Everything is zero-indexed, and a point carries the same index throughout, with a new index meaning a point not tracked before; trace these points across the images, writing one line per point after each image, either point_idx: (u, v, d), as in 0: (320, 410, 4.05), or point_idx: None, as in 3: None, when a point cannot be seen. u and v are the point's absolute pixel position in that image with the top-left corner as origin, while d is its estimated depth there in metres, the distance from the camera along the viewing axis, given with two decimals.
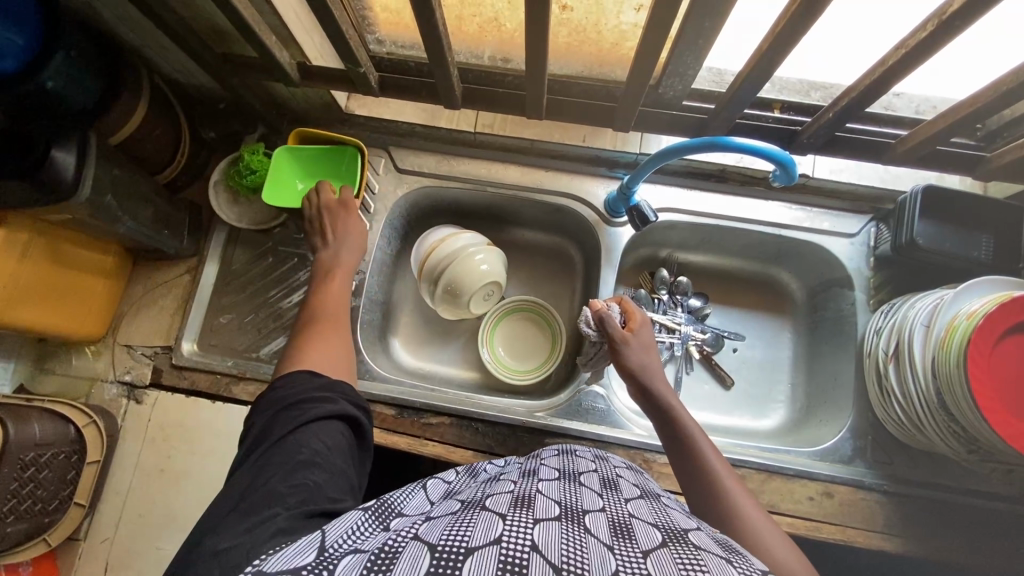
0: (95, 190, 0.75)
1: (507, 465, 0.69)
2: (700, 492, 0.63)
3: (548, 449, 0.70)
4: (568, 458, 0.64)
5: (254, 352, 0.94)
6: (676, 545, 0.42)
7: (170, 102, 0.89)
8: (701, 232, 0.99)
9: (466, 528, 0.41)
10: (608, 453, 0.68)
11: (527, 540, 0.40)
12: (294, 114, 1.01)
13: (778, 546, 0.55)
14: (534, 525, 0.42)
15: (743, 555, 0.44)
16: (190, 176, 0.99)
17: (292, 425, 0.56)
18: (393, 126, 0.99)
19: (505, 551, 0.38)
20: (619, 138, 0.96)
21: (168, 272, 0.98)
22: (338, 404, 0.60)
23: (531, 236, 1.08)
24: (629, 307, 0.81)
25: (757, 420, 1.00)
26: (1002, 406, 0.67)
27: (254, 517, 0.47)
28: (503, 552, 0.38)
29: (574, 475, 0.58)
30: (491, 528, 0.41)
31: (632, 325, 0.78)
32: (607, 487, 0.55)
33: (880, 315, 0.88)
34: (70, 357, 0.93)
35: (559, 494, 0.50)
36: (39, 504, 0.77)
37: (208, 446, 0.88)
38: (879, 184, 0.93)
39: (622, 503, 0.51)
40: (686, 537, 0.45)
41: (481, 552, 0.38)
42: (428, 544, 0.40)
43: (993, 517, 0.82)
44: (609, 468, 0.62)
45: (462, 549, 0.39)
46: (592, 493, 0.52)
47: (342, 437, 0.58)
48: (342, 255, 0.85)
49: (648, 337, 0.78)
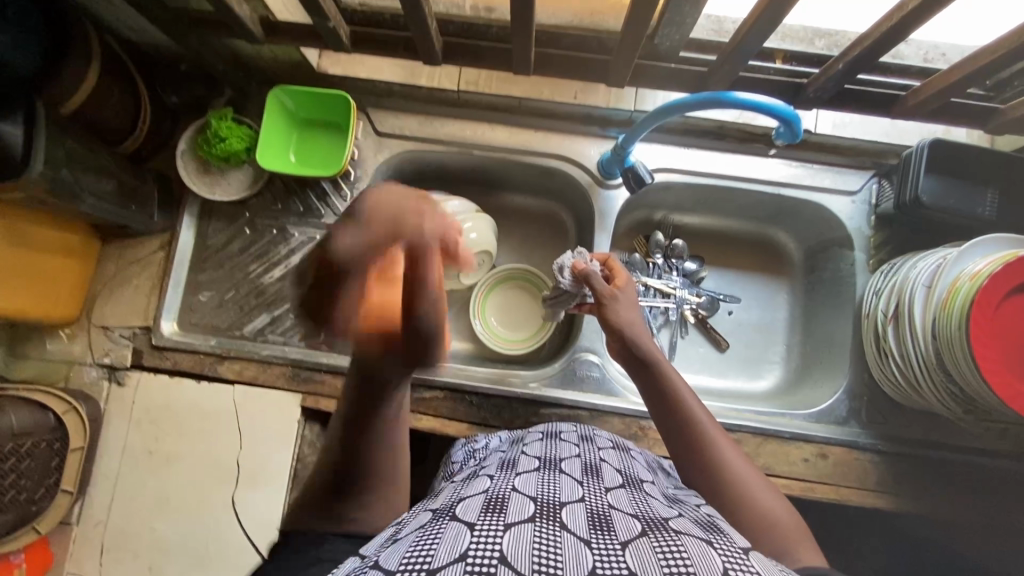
0: (48, 165, 0.69)
1: (487, 455, 0.67)
2: (688, 452, 0.62)
3: (535, 431, 0.69)
4: (550, 444, 0.63)
5: (237, 329, 0.91)
6: (655, 533, 0.42)
7: (124, 64, 0.82)
8: (698, 192, 0.95)
9: (431, 542, 0.39)
10: (594, 436, 0.68)
11: (496, 552, 0.37)
12: (263, 74, 0.94)
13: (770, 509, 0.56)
14: (503, 531, 0.39)
15: (724, 533, 0.43)
16: (155, 145, 0.92)
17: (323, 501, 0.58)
18: (371, 85, 0.92)
19: (471, 565, 0.35)
20: (612, 96, 0.89)
21: (140, 249, 0.93)
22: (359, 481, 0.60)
23: (521, 201, 1.04)
24: (613, 265, 0.78)
25: (751, 382, 1.00)
26: (1002, 367, 0.66)
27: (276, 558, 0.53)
28: (467, 568, 0.35)
29: (555, 463, 0.56)
30: (457, 540, 0.38)
31: (617, 283, 0.75)
32: (589, 474, 0.54)
33: (879, 276, 0.86)
34: (45, 340, 0.89)
35: (536, 488, 0.49)
36: (24, 494, 0.77)
37: (196, 427, 0.86)
38: (884, 140, 0.88)
39: (603, 494, 0.50)
40: (666, 524, 0.44)
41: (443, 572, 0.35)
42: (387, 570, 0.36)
43: (983, 472, 0.84)
44: (592, 453, 0.61)
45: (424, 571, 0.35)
46: (572, 482, 0.51)
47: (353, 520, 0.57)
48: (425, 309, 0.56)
49: (632, 293, 0.75)
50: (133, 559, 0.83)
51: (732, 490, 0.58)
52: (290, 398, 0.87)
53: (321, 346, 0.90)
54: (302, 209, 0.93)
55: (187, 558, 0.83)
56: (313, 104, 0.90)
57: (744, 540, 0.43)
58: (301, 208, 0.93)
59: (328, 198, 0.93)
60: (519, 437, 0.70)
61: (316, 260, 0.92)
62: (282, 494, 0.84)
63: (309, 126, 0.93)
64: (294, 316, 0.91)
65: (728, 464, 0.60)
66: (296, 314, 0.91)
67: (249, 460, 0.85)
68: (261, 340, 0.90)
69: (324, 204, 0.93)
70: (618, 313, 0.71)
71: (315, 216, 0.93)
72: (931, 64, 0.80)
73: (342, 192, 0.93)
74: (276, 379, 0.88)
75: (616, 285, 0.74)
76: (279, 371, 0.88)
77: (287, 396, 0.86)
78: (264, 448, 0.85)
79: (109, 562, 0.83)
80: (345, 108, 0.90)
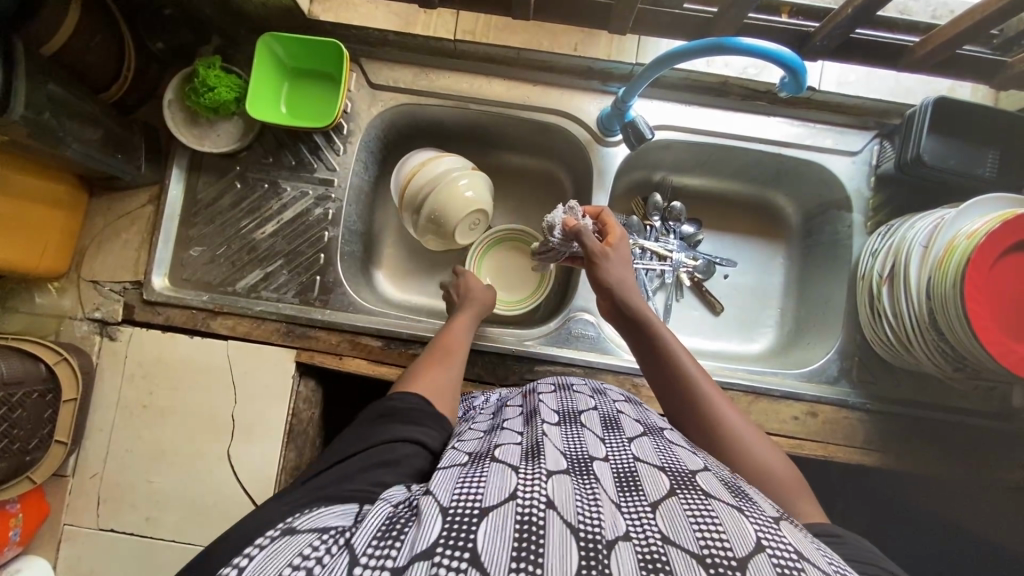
0: (30, 107, 0.67)
1: (502, 401, 0.71)
2: (680, 406, 0.64)
3: (545, 381, 0.70)
4: (565, 396, 0.63)
5: (230, 285, 0.90)
6: (684, 492, 0.42)
7: (106, 5, 0.78)
8: (698, 152, 0.94)
9: (479, 481, 0.41)
10: (606, 389, 0.68)
11: (542, 497, 0.39)
12: (252, 22, 0.90)
13: (767, 456, 0.58)
14: (546, 479, 0.41)
15: (752, 500, 0.44)
16: (140, 94, 0.89)
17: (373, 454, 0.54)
18: (364, 34, 0.89)
19: (521, 508, 0.38)
20: (614, 46, 0.87)
21: (128, 203, 0.91)
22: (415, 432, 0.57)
23: (519, 161, 1.02)
24: (608, 222, 0.77)
25: (744, 344, 1.00)
26: (993, 323, 0.66)
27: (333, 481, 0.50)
28: (519, 508, 0.38)
29: (574, 415, 0.57)
30: (505, 480, 0.41)
31: (611, 241, 0.74)
32: (609, 428, 0.54)
33: (877, 237, 0.86)
34: (33, 294, 0.88)
35: (563, 442, 0.50)
36: (18, 444, 0.75)
37: (190, 381, 0.86)
38: (889, 98, 0.87)
39: (626, 446, 0.50)
40: (695, 481, 0.44)
41: (497, 512, 0.38)
42: (441, 504, 0.39)
43: (969, 431, 0.85)
44: (609, 405, 0.61)
45: (476, 511, 0.38)
46: (595, 437, 0.52)
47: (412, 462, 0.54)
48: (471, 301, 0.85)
49: (625, 250, 0.75)
50: (130, 510, 0.84)
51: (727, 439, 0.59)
52: (285, 353, 0.86)
53: (315, 303, 0.89)
54: (294, 162, 0.91)
55: (184, 510, 0.83)
56: (307, 52, 0.87)
57: (772, 510, 0.43)
58: (293, 162, 0.91)
59: (321, 152, 0.91)
60: (526, 388, 0.70)
61: (309, 216, 0.91)
62: (278, 449, 0.85)
63: (300, 77, 0.90)
64: (287, 272, 0.90)
65: (720, 413, 0.61)
66: (288, 271, 0.90)
67: (244, 414, 0.85)
68: (254, 296, 0.89)
69: (317, 157, 0.91)
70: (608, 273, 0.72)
71: (307, 170, 0.91)
72: (940, 20, 0.80)
73: (335, 146, 0.91)
74: (270, 334, 0.87)
75: (607, 243, 0.74)
76: (272, 327, 0.88)
77: (281, 352, 0.86)
78: (260, 403, 0.85)
79: (107, 513, 0.84)
80: (338, 58, 0.87)
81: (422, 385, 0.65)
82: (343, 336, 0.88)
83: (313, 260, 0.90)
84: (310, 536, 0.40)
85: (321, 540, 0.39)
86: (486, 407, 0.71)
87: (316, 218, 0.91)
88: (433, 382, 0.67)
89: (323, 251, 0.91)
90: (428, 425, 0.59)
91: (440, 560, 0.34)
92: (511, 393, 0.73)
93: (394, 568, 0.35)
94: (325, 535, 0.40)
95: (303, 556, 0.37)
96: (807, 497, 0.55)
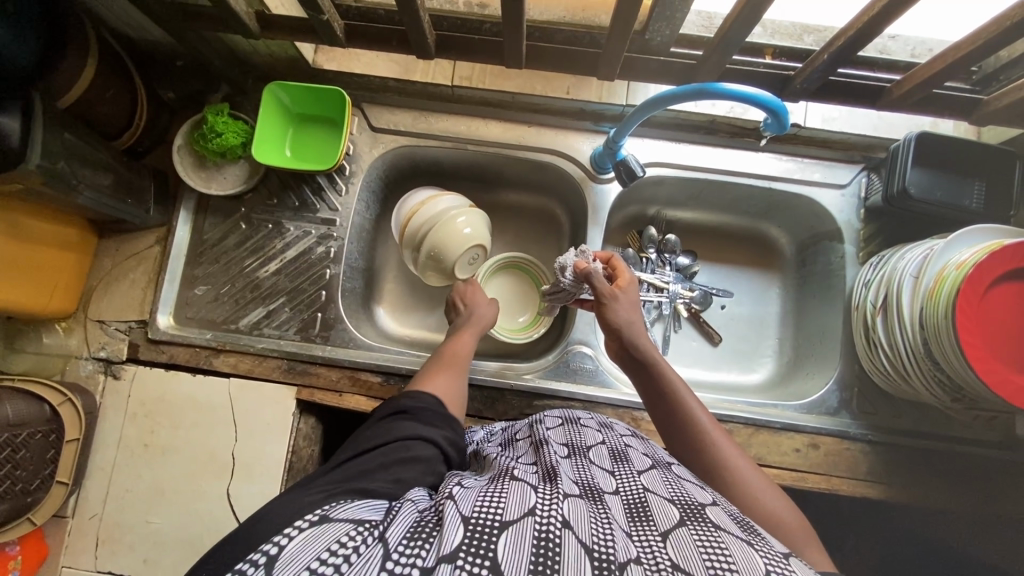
0: (45, 157, 0.70)
1: (512, 428, 0.72)
2: (683, 444, 0.64)
3: (552, 413, 0.71)
4: (574, 429, 0.65)
5: (233, 323, 0.91)
6: (694, 523, 0.42)
7: (120, 60, 0.83)
8: (691, 187, 0.96)
9: (499, 497, 0.43)
10: (612, 423, 0.69)
11: (559, 516, 0.40)
12: (259, 71, 0.94)
13: (770, 499, 0.57)
14: (562, 499, 0.43)
15: (763, 537, 0.43)
16: (151, 141, 0.93)
17: (388, 442, 0.54)
18: (366, 81, 0.93)
19: (540, 523, 0.39)
20: (604, 89, 0.91)
21: (136, 243, 0.93)
22: (428, 432, 0.57)
23: (517, 198, 1.05)
24: (617, 266, 0.79)
25: (744, 375, 1.00)
26: (987, 355, 0.67)
27: (350, 470, 0.49)
28: (538, 523, 0.39)
29: (583, 451, 0.58)
30: (525, 498, 0.43)
31: (620, 283, 0.76)
32: (618, 462, 0.55)
33: (869, 267, 0.87)
34: (40, 334, 0.89)
35: (574, 472, 0.52)
36: (19, 485, 0.75)
37: (191, 419, 0.87)
38: (871, 132, 0.90)
39: (635, 477, 0.51)
40: (704, 513, 0.44)
41: (517, 525, 0.39)
42: (462, 514, 0.40)
43: (975, 462, 0.84)
44: (616, 439, 0.62)
45: (496, 522, 0.39)
46: (603, 472, 0.53)
47: (426, 457, 0.54)
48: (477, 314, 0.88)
49: (633, 293, 0.76)
50: (128, 552, 0.83)
51: (728, 479, 0.59)
52: (285, 391, 0.87)
53: (316, 339, 0.91)
54: (297, 203, 0.94)
55: (183, 551, 0.83)
56: (310, 99, 0.91)
57: (781, 546, 0.43)
58: (297, 203, 0.94)
59: (324, 193, 0.94)
60: (535, 417, 0.71)
61: (311, 254, 0.93)
62: (276, 487, 0.85)
63: (304, 122, 0.94)
64: (289, 309, 0.92)
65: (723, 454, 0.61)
66: (291, 308, 0.92)
67: (244, 453, 0.85)
68: (256, 333, 0.90)
69: (320, 198, 0.94)
70: (614, 313, 0.74)
71: (310, 211, 0.94)
72: (919, 59, 0.83)
73: (337, 186, 0.94)
74: (271, 372, 0.88)
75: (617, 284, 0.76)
76: (274, 364, 0.89)
77: (282, 389, 0.87)
78: (260, 440, 0.86)
79: (105, 554, 0.83)
80: (340, 103, 0.90)
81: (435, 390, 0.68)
82: (343, 372, 0.89)
83: (314, 298, 0.92)
84: (346, 526, 0.39)
85: (356, 532, 0.39)
86: (496, 436, 0.73)
87: (318, 256, 0.93)
88: (447, 389, 0.70)
89: (324, 288, 0.92)
90: (441, 427, 0.60)
91: (462, 564, 0.36)
92: (519, 423, 0.74)
93: (422, 568, 0.36)
94: (360, 528, 0.40)
95: (339, 545, 0.37)
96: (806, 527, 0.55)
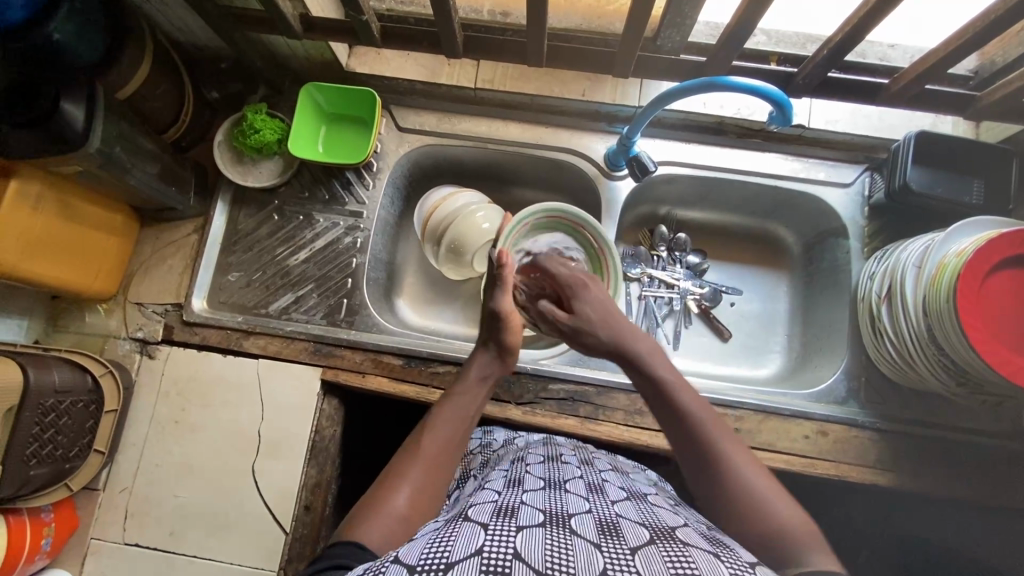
0: (103, 142, 0.76)
1: (494, 459, 0.76)
2: (671, 422, 0.63)
3: (536, 438, 0.81)
4: (554, 465, 0.67)
5: (262, 308, 0.96)
6: (663, 542, 0.45)
7: (172, 60, 0.90)
8: (701, 185, 1.00)
9: (448, 542, 0.43)
10: (593, 459, 0.74)
11: (509, 549, 0.42)
12: (296, 74, 1.01)
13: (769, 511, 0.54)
14: (516, 534, 0.44)
15: (731, 548, 0.47)
16: (194, 137, 0.99)
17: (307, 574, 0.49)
18: (394, 83, 0.99)
19: (487, 560, 0.40)
20: (618, 91, 0.96)
21: (175, 232, 0.99)
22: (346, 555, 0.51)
23: (533, 196, 1.10)
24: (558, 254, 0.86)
25: (754, 369, 1.03)
26: (999, 346, 0.69)
27: None
28: (485, 561, 0.40)
29: (560, 482, 0.61)
30: (473, 540, 0.43)
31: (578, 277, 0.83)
32: (593, 492, 0.59)
33: (874, 261, 0.90)
34: (83, 314, 0.95)
35: (543, 501, 0.54)
36: (60, 450, 0.78)
37: (220, 398, 0.90)
38: (873, 133, 0.94)
39: (609, 507, 0.54)
40: (674, 534, 0.47)
41: (463, 564, 0.40)
42: (408, 564, 0.41)
43: (985, 453, 0.85)
44: (595, 474, 0.66)
45: (442, 564, 0.40)
46: (579, 499, 0.56)
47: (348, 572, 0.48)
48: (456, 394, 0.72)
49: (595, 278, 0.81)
50: (155, 524, 0.86)
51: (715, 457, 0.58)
52: (311, 371, 0.91)
53: (341, 324, 0.95)
54: (327, 196, 1.00)
55: (208, 525, 0.86)
56: (343, 100, 0.98)
57: (750, 556, 0.46)
58: (327, 196, 1.00)
59: (353, 187, 1.00)
60: (518, 453, 0.74)
61: (339, 244, 0.98)
62: (300, 464, 0.88)
63: (336, 121, 1.01)
64: (316, 295, 0.96)
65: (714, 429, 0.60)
66: (318, 294, 0.97)
67: (270, 431, 0.89)
68: (284, 317, 0.95)
69: (348, 192, 1.00)
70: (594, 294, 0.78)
71: (339, 204, 0.99)
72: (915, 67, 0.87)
73: (365, 181, 1.00)
74: (298, 354, 0.92)
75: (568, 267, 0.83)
76: (301, 346, 0.93)
77: (308, 370, 0.91)
78: (286, 419, 0.89)
79: (133, 527, 0.86)
80: (371, 104, 0.97)
81: (377, 530, 0.54)
82: (366, 355, 0.92)
83: (341, 285, 0.97)
84: None
85: None
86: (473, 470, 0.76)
87: (345, 246, 0.98)
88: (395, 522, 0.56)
89: (350, 276, 0.97)
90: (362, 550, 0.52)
91: None
92: (502, 450, 0.78)
93: None
94: None
95: None
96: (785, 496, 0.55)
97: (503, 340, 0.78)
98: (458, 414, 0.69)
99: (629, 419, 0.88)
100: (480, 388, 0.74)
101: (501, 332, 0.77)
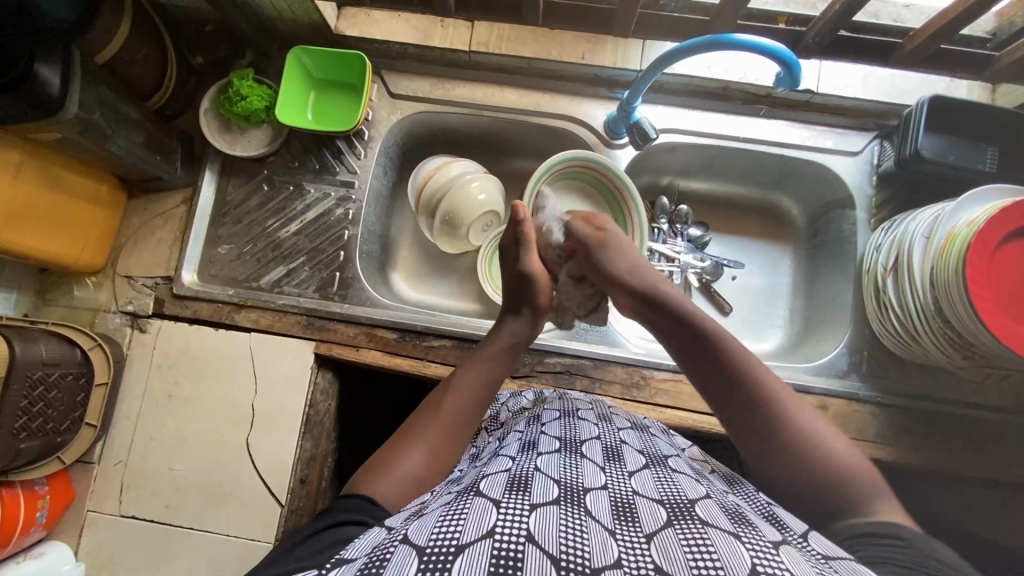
0: (82, 106, 0.73)
1: (507, 418, 0.74)
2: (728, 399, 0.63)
3: (549, 393, 0.78)
4: (570, 423, 0.65)
5: (254, 281, 0.94)
6: (681, 524, 0.43)
7: (153, 21, 0.86)
8: (704, 155, 0.97)
9: (458, 520, 0.42)
10: (611, 415, 0.71)
11: (522, 530, 0.40)
12: (283, 37, 0.97)
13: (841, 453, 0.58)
14: (529, 512, 0.42)
15: (753, 525, 0.44)
16: (179, 105, 0.96)
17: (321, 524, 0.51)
18: (386, 47, 0.95)
19: (498, 543, 0.39)
20: (617, 54, 0.91)
21: (164, 203, 0.97)
22: (355, 511, 0.52)
23: (528, 165, 1.06)
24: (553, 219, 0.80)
25: (755, 343, 1.01)
26: (1005, 318, 0.67)
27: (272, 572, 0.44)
28: (496, 544, 0.39)
29: (576, 444, 0.58)
30: (484, 519, 0.42)
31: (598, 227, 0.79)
32: (610, 459, 0.56)
33: (881, 232, 0.88)
34: (72, 288, 0.93)
35: (558, 469, 0.52)
36: (52, 423, 0.78)
37: (213, 371, 0.89)
38: (885, 99, 0.89)
39: (626, 479, 0.52)
40: (693, 511, 0.45)
41: (473, 548, 0.38)
42: (417, 545, 0.40)
43: (986, 427, 0.84)
44: (613, 434, 0.63)
45: (453, 547, 0.39)
46: (594, 468, 0.53)
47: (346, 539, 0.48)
48: (479, 353, 0.72)
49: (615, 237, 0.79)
50: (150, 497, 0.86)
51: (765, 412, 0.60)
52: (304, 345, 0.89)
53: (335, 297, 0.94)
54: (318, 166, 0.97)
55: (204, 498, 0.86)
56: (333, 64, 0.94)
57: (772, 533, 0.44)
58: (318, 166, 0.97)
59: (343, 156, 0.97)
60: (534, 411, 0.72)
61: (331, 215, 0.96)
62: (295, 439, 0.87)
63: (326, 88, 0.97)
64: (309, 269, 0.95)
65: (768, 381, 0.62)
66: (311, 267, 0.95)
67: (264, 405, 0.88)
68: (277, 291, 0.93)
69: (339, 161, 0.97)
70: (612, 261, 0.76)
71: (330, 173, 0.97)
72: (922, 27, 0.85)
73: (357, 151, 0.97)
74: (291, 327, 0.91)
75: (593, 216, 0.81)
76: (293, 320, 0.91)
77: (301, 344, 0.89)
78: (279, 393, 0.88)
79: (129, 499, 0.86)
80: (361, 68, 0.93)
81: (385, 487, 0.56)
82: (360, 328, 0.91)
83: (333, 258, 0.95)
84: None
85: None
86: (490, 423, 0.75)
87: (337, 217, 0.96)
88: (406, 480, 0.57)
89: (343, 249, 0.95)
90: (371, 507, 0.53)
91: None
92: (515, 409, 0.75)
93: None
94: None
95: None
96: (836, 438, 0.59)
97: (534, 299, 0.77)
98: (478, 377, 0.68)
99: (626, 393, 0.87)
100: (506, 354, 0.73)
101: (526, 293, 0.77)
